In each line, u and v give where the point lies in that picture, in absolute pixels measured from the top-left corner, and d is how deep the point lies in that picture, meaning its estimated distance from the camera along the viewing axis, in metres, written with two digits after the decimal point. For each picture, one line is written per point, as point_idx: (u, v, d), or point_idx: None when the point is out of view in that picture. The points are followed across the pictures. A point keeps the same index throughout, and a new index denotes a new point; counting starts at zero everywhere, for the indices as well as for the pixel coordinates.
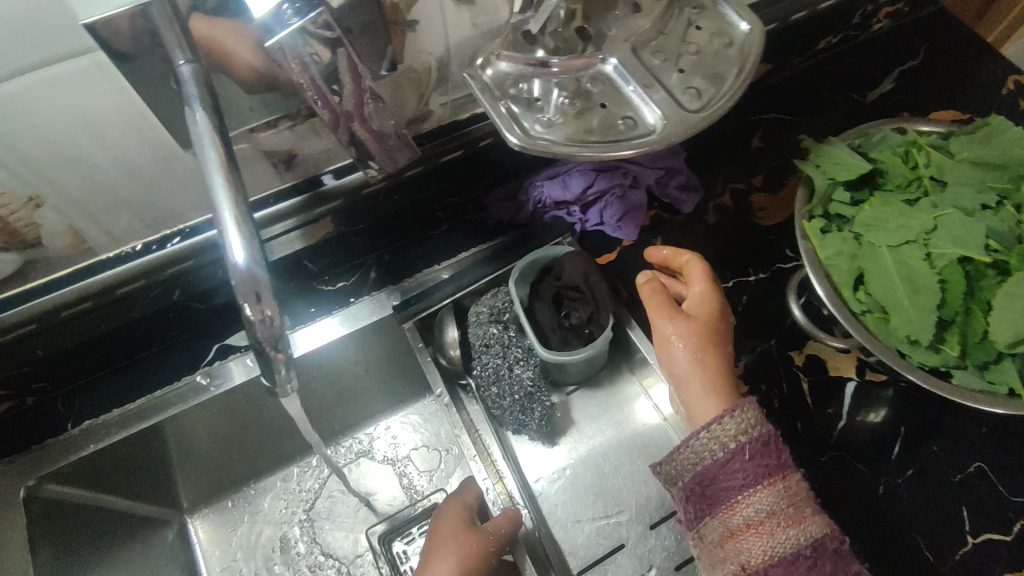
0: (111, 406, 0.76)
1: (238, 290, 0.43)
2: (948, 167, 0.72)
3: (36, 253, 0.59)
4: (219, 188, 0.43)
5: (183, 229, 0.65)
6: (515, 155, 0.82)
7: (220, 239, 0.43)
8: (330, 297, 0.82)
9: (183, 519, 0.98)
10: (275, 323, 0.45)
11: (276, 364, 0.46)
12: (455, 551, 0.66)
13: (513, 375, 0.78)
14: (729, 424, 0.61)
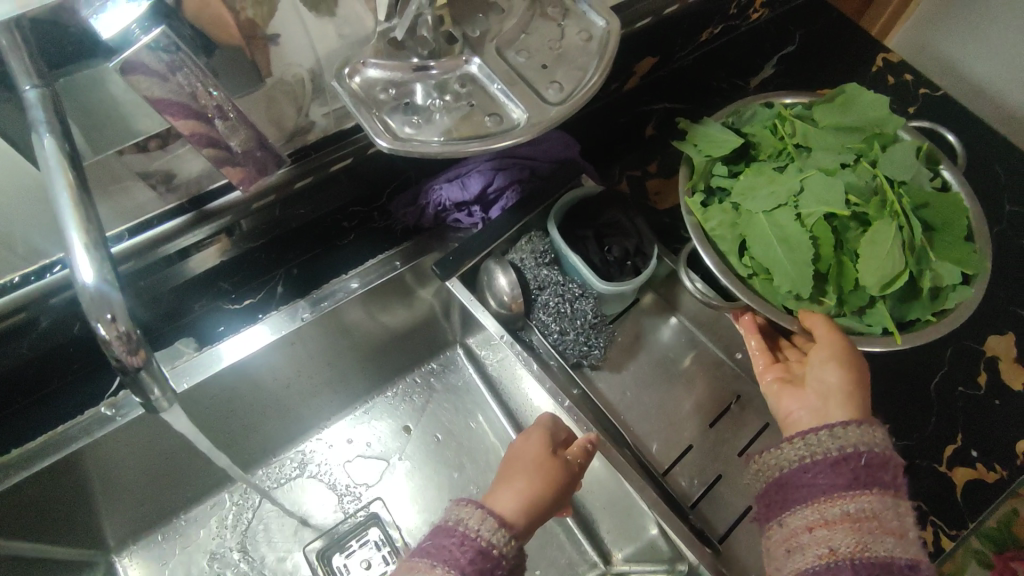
0: (9, 448, 0.74)
1: (88, 309, 0.42)
2: (810, 135, 0.77)
3: None
4: (68, 209, 0.43)
5: (62, 258, 0.66)
6: (410, 159, 0.84)
7: (69, 260, 0.42)
8: (237, 314, 0.81)
9: (110, 559, 0.95)
10: (134, 342, 0.44)
11: (145, 382, 0.47)
12: (526, 476, 0.64)
13: (575, 309, 0.76)
14: (859, 432, 0.60)
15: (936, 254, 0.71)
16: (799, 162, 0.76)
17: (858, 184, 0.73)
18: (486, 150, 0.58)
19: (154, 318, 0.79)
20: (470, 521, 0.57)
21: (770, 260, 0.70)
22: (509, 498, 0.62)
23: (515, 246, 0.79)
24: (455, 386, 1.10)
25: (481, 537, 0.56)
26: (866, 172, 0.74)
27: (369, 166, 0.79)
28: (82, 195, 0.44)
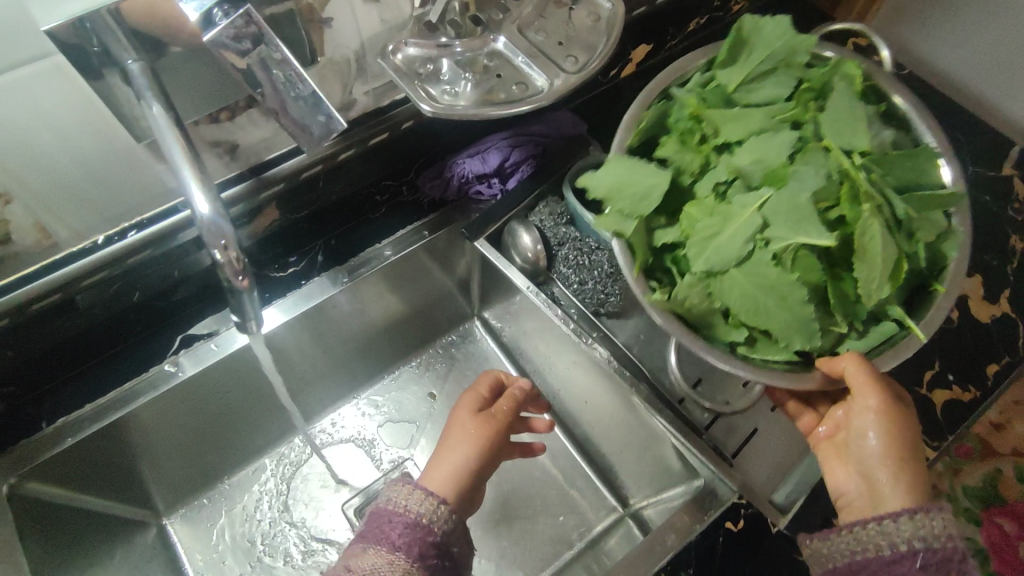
0: (83, 402, 0.80)
1: (208, 239, 0.51)
2: (732, 128, 0.69)
3: (4, 250, 0.63)
4: (178, 157, 0.53)
5: (139, 221, 0.70)
6: (437, 136, 0.92)
7: (187, 200, 0.51)
8: (283, 281, 0.89)
9: (161, 522, 1.00)
10: (242, 262, 0.53)
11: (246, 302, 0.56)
12: (466, 437, 0.82)
13: (591, 261, 0.85)
14: (926, 518, 0.60)
15: (912, 210, 0.65)
16: (735, 172, 0.67)
17: (859, 137, 0.66)
18: (518, 112, 0.67)
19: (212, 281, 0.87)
20: (403, 501, 0.72)
21: (793, 265, 0.63)
22: (447, 464, 0.80)
23: (533, 210, 0.89)
24: (475, 356, 1.17)
25: (408, 509, 0.71)
26: (841, 131, 0.67)
27: (402, 143, 0.87)
28: (189, 143, 0.53)
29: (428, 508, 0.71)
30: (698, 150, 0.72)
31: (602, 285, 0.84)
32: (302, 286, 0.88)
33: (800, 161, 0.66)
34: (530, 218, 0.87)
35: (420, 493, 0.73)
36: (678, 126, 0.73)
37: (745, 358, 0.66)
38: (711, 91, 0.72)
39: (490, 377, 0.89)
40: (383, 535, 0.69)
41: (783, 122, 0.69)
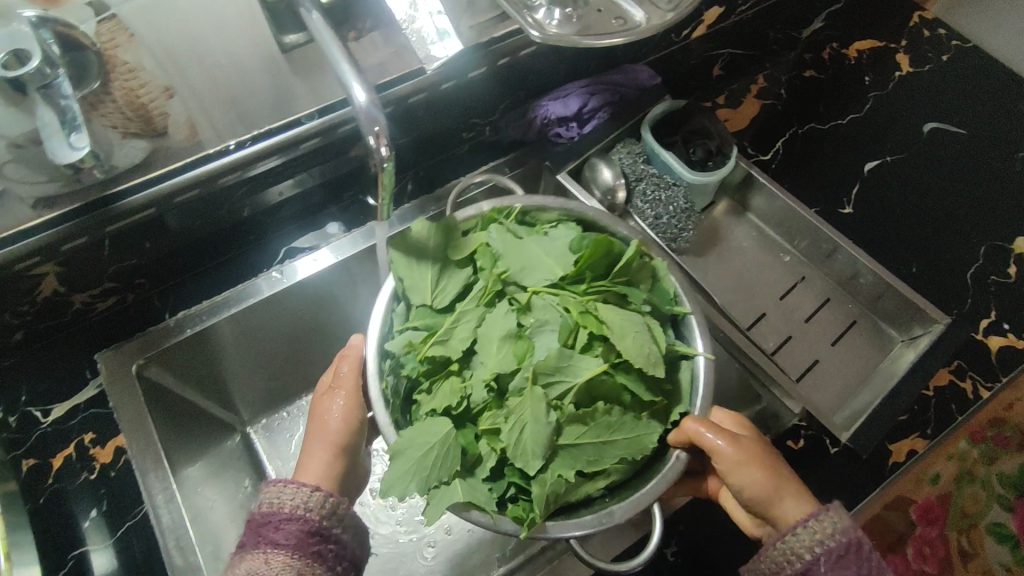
0: (200, 300, 0.88)
1: (364, 127, 0.58)
2: (453, 342, 0.67)
3: (161, 142, 0.71)
4: (341, 58, 0.59)
5: (267, 130, 0.76)
6: (527, 78, 0.97)
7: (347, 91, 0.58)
8: (374, 206, 0.97)
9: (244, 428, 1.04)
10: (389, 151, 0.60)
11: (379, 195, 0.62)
12: (326, 410, 0.72)
13: (669, 197, 0.89)
14: (822, 520, 0.62)
15: (652, 298, 0.72)
16: (527, 339, 0.67)
17: (541, 274, 0.70)
18: (613, 43, 0.72)
19: (312, 200, 0.92)
20: (280, 497, 0.62)
21: (590, 434, 0.64)
22: (312, 459, 0.70)
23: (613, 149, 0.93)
24: None
25: (293, 510, 0.62)
26: (522, 274, 0.70)
27: (496, 81, 0.92)
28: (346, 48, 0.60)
29: (313, 503, 0.63)
30: (410, 346, 0.68)
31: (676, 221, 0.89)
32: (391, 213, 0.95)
33: (527, 321, 0.68)
34: (612, 155, 0.91)
35: (295, 485, 0.63)
36: (466, 331, 0.68)
37: (618, 496, 0.67)
38: (417, 305, 0.71)
39: (355, 348, 0.74)
40: (263, 542, 0.60)
41: (487, 304, 0.70)
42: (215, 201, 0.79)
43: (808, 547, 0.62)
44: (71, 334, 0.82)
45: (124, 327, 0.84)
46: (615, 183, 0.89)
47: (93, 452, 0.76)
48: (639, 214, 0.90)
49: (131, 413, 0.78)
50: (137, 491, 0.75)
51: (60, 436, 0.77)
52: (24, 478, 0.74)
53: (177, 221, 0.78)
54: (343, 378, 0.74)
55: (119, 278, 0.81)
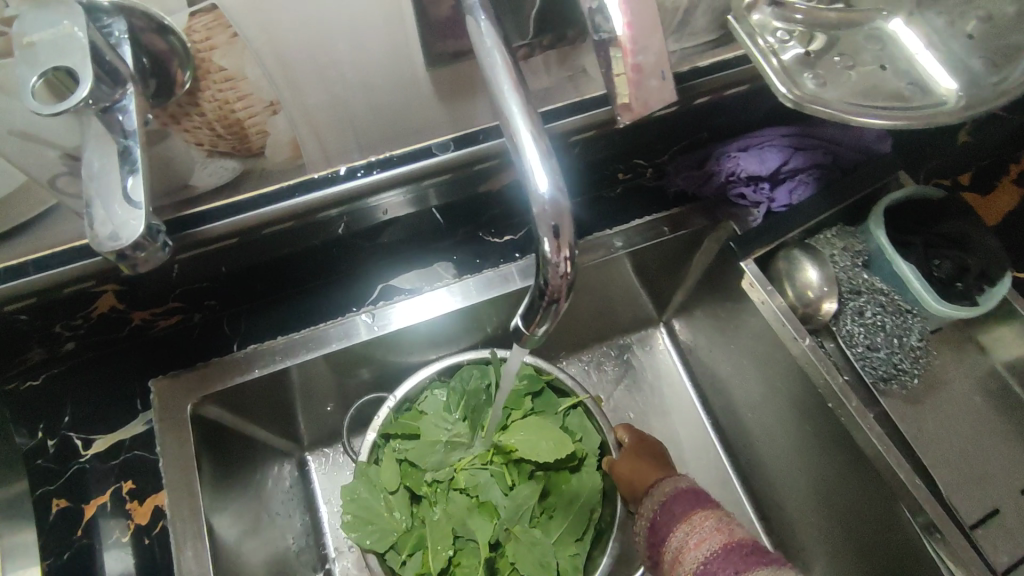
0: (275, 333, 0.74)
1: (539, 223, 0.39)
2: (434, 525, 0.71)
3: (255, 164, 0.54)
4: (519, 113, 0.39)
5: (385, 158, 0.59)
6: (709, 120, 0.74)
7: (519, 162, 0.39)
8: (496, 248, 0.78)
9: (302, 454, 0.87)
10: (569, 262, 0.40)
11: (538, 317, 0.43)
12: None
13: (901, 327, 0.66)
14: (659, 485, 0.64)
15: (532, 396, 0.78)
16: (479, 498, 0.73)
17: (448, 459, 0.75)
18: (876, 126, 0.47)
19: (418, 232, 0.74)
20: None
21: (563, 518, 0.73)
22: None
23: (822, 235, 0.70)
24: (653, 367, 1.01)
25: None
26: (439, 450, 0.75)
27: (678, 120, 0.71)
28: (525, 94, 0.40)
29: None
30: (401, 536, 0.71)
31: (897, 358, 0.65)
32: (515, 260, 0.77)
33: (475, 493, 0.74)
34: (819, 248, 0.69)
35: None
36: (428, 534, 0.71)
37: (609, 533, 0.74)
38: (393, 544, 0.71)
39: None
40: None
41: (437, 488, 0.74)
42: (309, 231, 0.63)
43: (650, 512, 0.63)
44: (130, 349, 0.71)
45: (186, 352, 0.72)
46: (823, 288, 0.67)
47: (129, 508, 0.64)
48: (846, 338, 0.67)
49: (177, 466, 0.65)
50: (171, 567, 0.63)
51: (97, 476, 0.65)
52: (52, 522, 0.63)
53: (260, 248, 0.63)
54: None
55: (186, 299, 0.68)
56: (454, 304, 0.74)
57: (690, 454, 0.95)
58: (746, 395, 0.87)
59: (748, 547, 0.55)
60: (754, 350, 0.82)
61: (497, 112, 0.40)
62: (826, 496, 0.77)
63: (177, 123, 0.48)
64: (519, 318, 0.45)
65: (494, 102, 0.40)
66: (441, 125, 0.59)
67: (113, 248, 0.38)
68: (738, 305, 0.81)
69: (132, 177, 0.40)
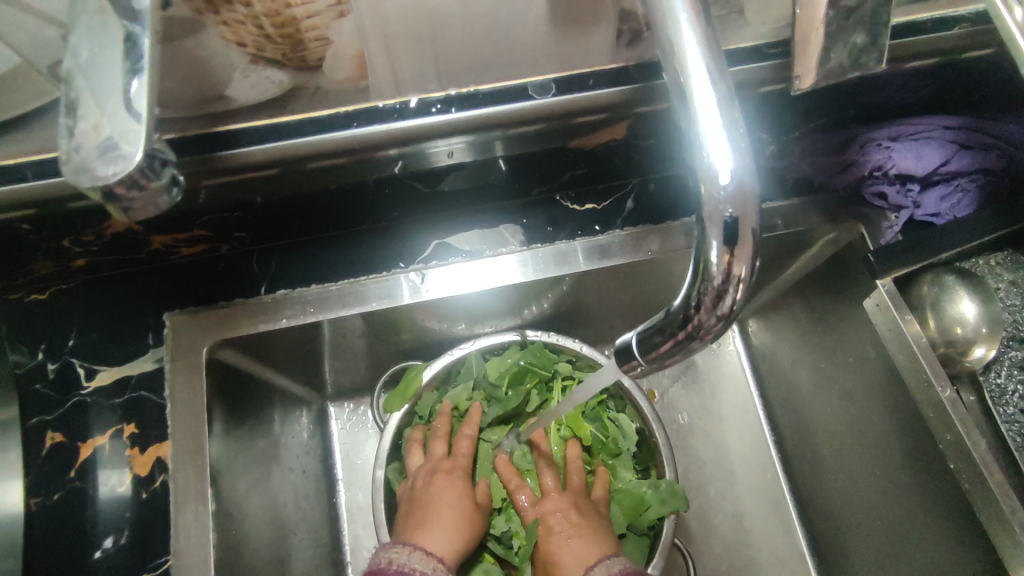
0: (309, 279, 0.64)
1: (709, 211, 0.29)
2: None
3: (307, 79, 0.44)
4: (697, 53, 0.29)
5: (469, 94, 0.47)
6: (872, 95, 0.57)
7: (689, 118, 0.29)
8: (572, 216, 0.67)
9: (325, 406, 0.79)
10: (736, 290, 0.30)
11: (674, 343, 0.33)
12: (444, 494, 0.62)
13: None
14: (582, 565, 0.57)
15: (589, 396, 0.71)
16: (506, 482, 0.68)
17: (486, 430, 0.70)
18: None
19: (487, 187, 0.62)
20: (408, 562, 0.55)
21: None
22: (439, 522, 0.60)
23: (983, 259, 0.58)
24: (717, 368, 0.89)
25: (415, 572, 0.54)
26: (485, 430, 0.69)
27: (835, 95, 0.56)
28: (709, 28, 0.29)
29: None
30: None
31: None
32: (596, 234, 0.66)
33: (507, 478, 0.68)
34: (980, 276, 0.57)
35: (422, 552, 0.56)
36: None
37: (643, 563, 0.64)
38: None
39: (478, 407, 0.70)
40: None
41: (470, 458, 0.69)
42: (362, 169, 0.51)
43: None
44: (147, 274, 0.63)
45: (208, 287, 0.63)
46: (979, 330, 0.54)
47: (128, 455, 0.58)
48: (994, 393, 0.54)
49: (187, 413, 0.58)
50: (168, 527, 0.56)
51: (98, 413, 0.58)
52: (45, 458, 0.57)
53: (304, 182, 0.52)
54: (450, 461, 0.67)
55: (213, 229, 0.58)
56: (521, 277, 0.64)
57: (751, 469, 0.85)
58: (827, 423, 0.76)
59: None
60: (852, 377, 0.70)
61: (663, 49, 0.29)
62: (910, 559, 0.66)
63: (216, 13, 0.38)
64: (634, 336, 0.35)
65: (659, 35, 0.30)
66: (544, 60, 0.47)
67: (96, 177, 0.27)
68: (846, 323, 0.68)
69: (136, 79, 0.29)
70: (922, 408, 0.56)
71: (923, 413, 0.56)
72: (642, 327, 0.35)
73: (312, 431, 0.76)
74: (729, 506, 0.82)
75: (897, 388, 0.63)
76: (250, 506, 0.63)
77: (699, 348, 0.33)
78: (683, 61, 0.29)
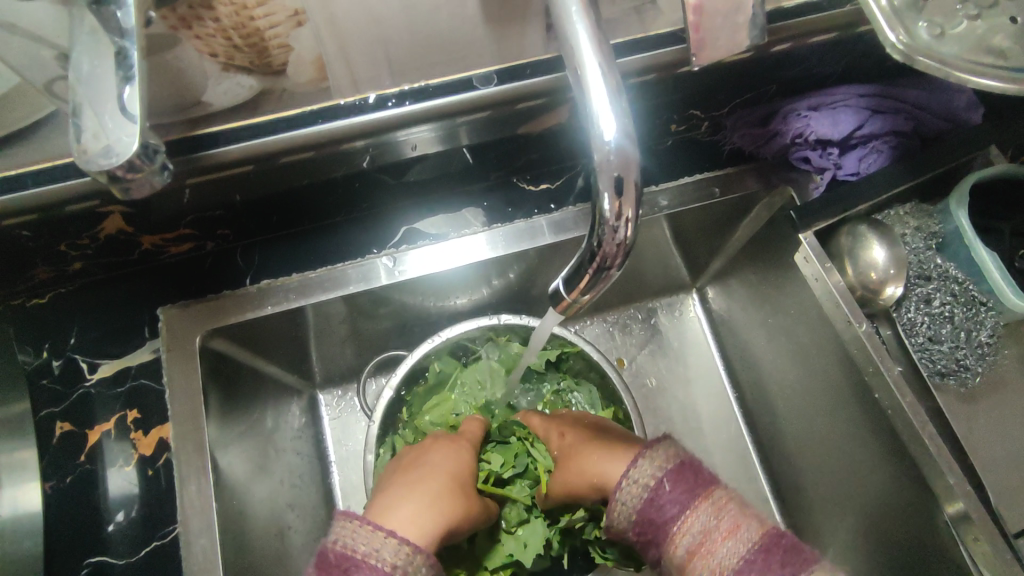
0: (289, 270, 0.70)
1: (604, 174, 0.35)
2: None
3: (274, 83, 0.51)
4: (587, 42, 0.35)
5: (419, 89, 0.52)
6: (787, 69, 0.64)
7: (582, 95, 0.35)
8: (530, 198, 0.73)
9: (315, 392, 0.85)
10: (625, 228, 0.36)
11: (600, 280, 0.39)
12: (438, 448, 0.67)
13: (976, 317, 0.61)
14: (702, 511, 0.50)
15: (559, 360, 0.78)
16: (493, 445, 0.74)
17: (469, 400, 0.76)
18: (983, 83, 0.42)
19: (448, 174, 0.68)
20: (357, 536, 0.48)
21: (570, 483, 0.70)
22: (428, 475, 0.62)
23: (894, 210, 0.65)
24: (680, 335, 0.96)
25: (360, 553, 0.47)
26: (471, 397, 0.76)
27: (752, 72, 0.62)
28: (597, 21, 0.36)
29: (394, 555, 0.48)
30: None
31: (961, 353, 0.60)
32: (552, 212, 0.72)
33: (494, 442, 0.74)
34: (890, 225, 0.63)
35: (370, 527, 0.49)
36: None
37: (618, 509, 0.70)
38: None
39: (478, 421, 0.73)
40: None
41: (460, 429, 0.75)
42: (332, 163, 0.57)
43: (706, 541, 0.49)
44: (138, 273, 0.69)
45: (196, 282, 0.69)
46: (887, 271, 0.61)
47: (133, 438, 0.63)
48: (906, 325, 0.61)
49: (185, 397, 0.63)
50: (173, 501, 0.61)
51: (102, 402, 0.63)
52: (56, 446, 0.62)
53: (279, 178, 0.58)
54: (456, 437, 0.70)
55: (197, 227, 0.63)
56: (486, 255, 0.69)
57: (715, 424, 0.91)
58: (778, 375, 0.83)
59: (697, 473, 0.53)
60: (795, 330, 0.77)
61: (563, 42, 0.36)
62: (854, 490, 0.73)
63: (188, 28, 0.44)
64: (560, 280, 0.41)
65: (561, 28, 0.36)
66: (486, 56, 0.53)
67: (94, 165, 0.34)
68: (784, 280, 0.75)
69: (128, 85, 0.34)
70: (848, 346, 0.62)
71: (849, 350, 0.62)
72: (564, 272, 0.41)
73: (304, 415, 0.82)
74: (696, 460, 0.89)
75: (831, 333, 0.70)
76: (249, 481, 0.69)
77: (611, 281, 0.40)
78: (578, 49, 0.35)
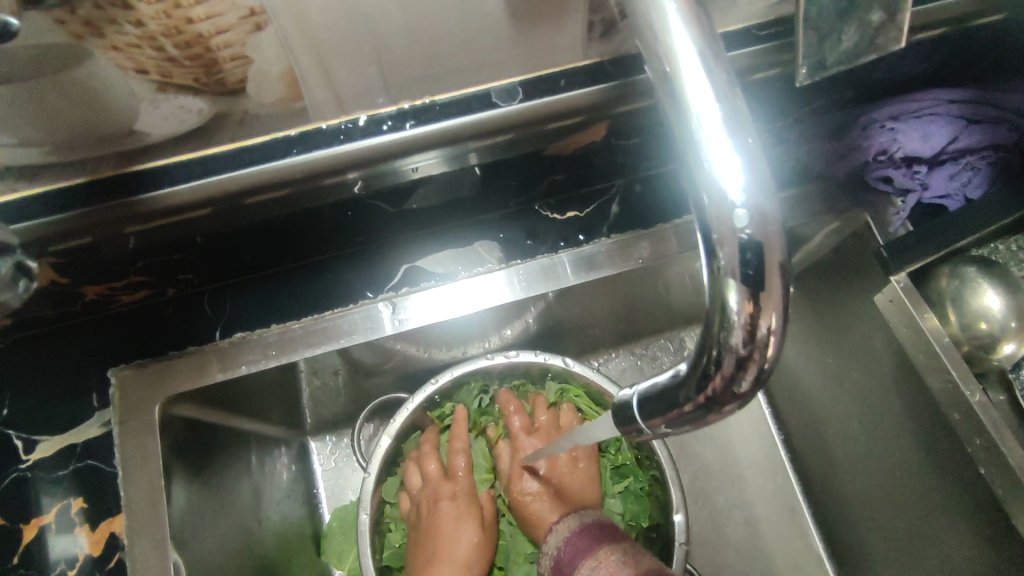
0: (268, 320, 0.58)
1: (721, 228, 0.26)
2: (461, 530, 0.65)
3: (230, 105, 0.37)
4: (691, 48, 0.26)
5: (422, 107, 0.42)
6: (872, 71, 0.52)
7: (690, 117, 0.27)
8: (554, 227, 0.61)
9: (304, 442, 0.73)
10: (758, 338, 0.27)
11: (706, 408, 0.29)
12: (450, 517, 0.61)
13: None
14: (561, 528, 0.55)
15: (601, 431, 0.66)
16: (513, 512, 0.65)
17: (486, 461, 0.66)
18: None
19: (457, 201, 0.57)
20: None
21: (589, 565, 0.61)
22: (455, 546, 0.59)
23: (1000, 243, 0.54)
24: None
25: None
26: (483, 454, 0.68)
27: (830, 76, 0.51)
28: (703, 23, 0.27)
29: None
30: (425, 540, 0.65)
31: None
32: (580, 245, 0.60)
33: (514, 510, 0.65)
34: (1005, 266, 0.52)
35: None
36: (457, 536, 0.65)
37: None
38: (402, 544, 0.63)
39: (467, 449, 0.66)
40: None
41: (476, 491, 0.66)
42: (313, 198, 0.45)
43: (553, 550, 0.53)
44: (88, 326, 0.57)
45: (156, 335, 0.57)
46: (1008, 324, 0.50)
47: (79, 533, 0.52)
48: None
49: (141, 480, 0.52)
50: None
51: (41, 489, 0.52)
52: None
53: (247, 216, 0.46)
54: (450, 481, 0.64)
55: (152, 273, 0.52)
56: (504, 299, 0.57)
57: (761, 472, 0.80)
58: (838, 423, 0.71)
59: (601, 531, 0.52)
60: (864, 375, 0.65)
61: (649, 48, 0.28)
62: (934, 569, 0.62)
63: (102, 36, 0.32)
64: (638, 392, 0.32)
65: (646, 33, 0.28)
66: (508, 63, 0.41)
67: None
68: (853, 318, 0.63)
69: None
70: (946, 411, 0.51)
71: (948, 416, 0.51)
72: (646, 385, 0.31)
73: (293, 470, 0.70)
74: (739, 514, 0.78)
75: (916, 386, 0.58)
76: None
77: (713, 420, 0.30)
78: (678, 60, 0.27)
